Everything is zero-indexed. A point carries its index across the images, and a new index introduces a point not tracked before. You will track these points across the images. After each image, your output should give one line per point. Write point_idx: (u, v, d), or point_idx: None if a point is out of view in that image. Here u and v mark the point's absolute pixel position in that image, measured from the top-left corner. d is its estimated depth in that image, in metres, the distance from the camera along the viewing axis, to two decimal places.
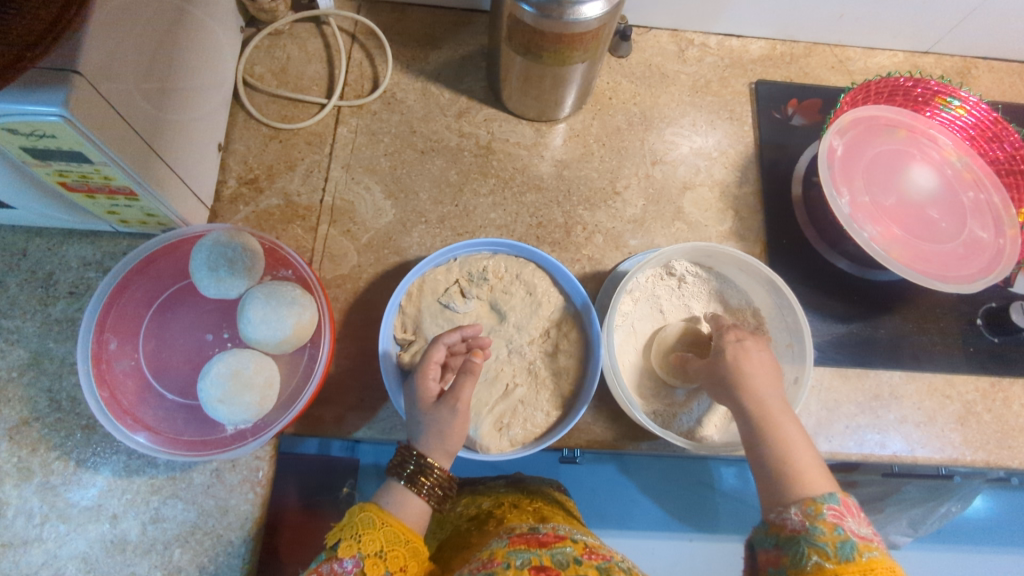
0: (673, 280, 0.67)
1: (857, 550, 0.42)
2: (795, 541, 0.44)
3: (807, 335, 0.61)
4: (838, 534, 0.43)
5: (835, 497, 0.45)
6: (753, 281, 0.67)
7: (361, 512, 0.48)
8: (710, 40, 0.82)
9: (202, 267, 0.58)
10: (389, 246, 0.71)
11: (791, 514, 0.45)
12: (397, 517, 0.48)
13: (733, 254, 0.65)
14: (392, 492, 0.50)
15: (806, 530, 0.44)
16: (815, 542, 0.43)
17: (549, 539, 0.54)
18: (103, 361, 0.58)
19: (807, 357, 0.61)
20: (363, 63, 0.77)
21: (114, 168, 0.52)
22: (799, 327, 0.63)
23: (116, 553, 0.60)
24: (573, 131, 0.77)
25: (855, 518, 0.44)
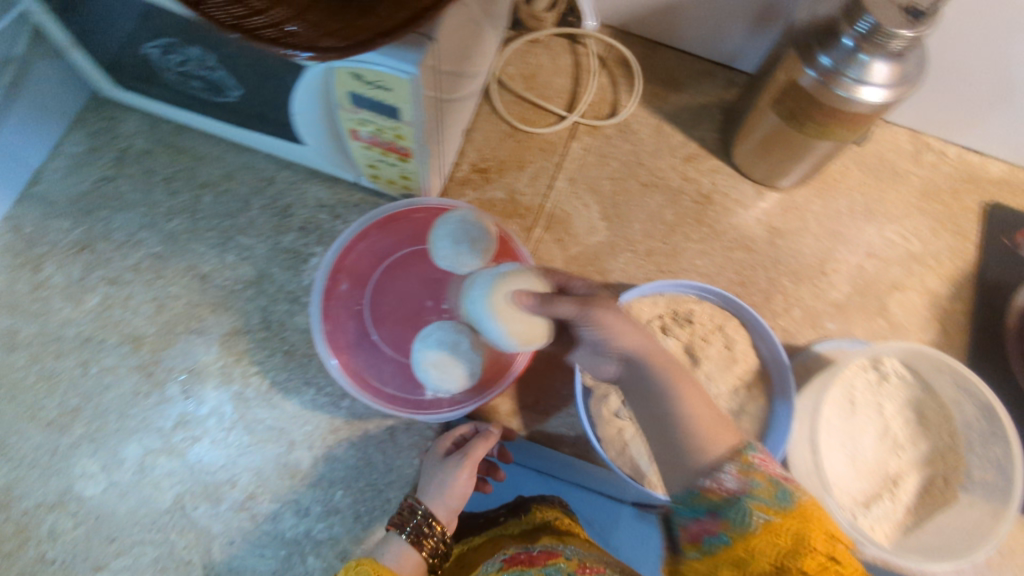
0: (876, 375, 0.66)
1: (792, 495, 0.42)
2: (737, 507, 0.42)
3: (1019, 474, 0.58)
4: (774, 485, 0.43)
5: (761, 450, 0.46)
6: (962, 400, 0.64)
7: (356, 566, 0.53)
8: (949, 149, 0.80)
9: (446, 238, 0.61)
10: (595, 265, 0.72)
11: (737, 470, 0.44)
12: (392, 569, 0.55)
13: (947, 362, 0.62)
14: (395, 551, 0.57)
15: (746, 489, 0.43)
16: (755, 497, 0.42)
17: (541, 556, 0.55)
18: (333, 298, 0.63)
19: (1012, 496, 0.58)
20: (607, 88, 0.80)
21: (411, 130, 0.57)
22: (1008, 462, 0.60)
23: (286, 477, 0.63)
24: (792, 203, 0.77)
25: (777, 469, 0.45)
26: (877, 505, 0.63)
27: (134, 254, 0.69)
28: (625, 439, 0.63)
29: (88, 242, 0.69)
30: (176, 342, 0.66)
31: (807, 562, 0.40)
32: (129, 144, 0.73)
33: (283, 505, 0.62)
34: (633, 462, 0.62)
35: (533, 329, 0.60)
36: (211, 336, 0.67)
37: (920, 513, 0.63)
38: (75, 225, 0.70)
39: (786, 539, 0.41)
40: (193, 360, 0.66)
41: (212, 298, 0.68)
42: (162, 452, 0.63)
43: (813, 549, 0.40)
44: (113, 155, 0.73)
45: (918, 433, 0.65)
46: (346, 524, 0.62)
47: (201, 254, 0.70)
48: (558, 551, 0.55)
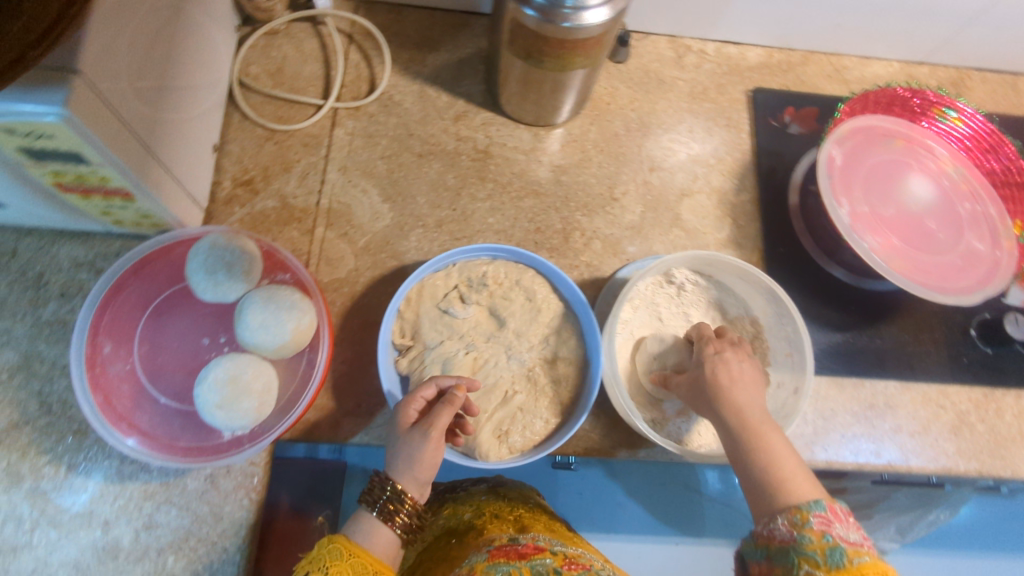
0: (673, 288, 0.68)
1: (847, 557, 0.41)
2: (784, 552, 0.44)
3: (807, 344, 0.62)
4: (827, 542, 0.42)
5: (821, 505, 0.44)
6: (753, 290, 0.67)
7: (329, 543, 0.47)
8: (708, 47, 0.82)
9: (200, 271, 0.58)
10: (387, 250, 0.70)
11: (778, 524, 0.45)
12: (371, 551, 0.48)
13: (740, 266, 0.65)
14: (366, 525, 0.49)
15: (794, 540, 0.43)
16: (804, 552, 0.42)
17: (530, 552, 0.53)
18: (98, 365, 0.58)
19: (806, 368, 0.62)
20: (361, 64, 0.76)
21: (112, 169, 0.52)
22: (798, 336, 0.63)
23: (108, 559, 0.59)
24: (571, 136, 0.76)
25: (845, 523, 0.43)
26: (695, 410, 0.66)
27: None
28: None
29: None
30: None
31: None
32: None
33: None
34: (461, 439, 0.61)
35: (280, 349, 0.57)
36: None
37: None
38: None
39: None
40: None
41: None
42: None
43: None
44: None
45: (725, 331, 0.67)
46: None
47: None
48: (544, 546, 0.55)
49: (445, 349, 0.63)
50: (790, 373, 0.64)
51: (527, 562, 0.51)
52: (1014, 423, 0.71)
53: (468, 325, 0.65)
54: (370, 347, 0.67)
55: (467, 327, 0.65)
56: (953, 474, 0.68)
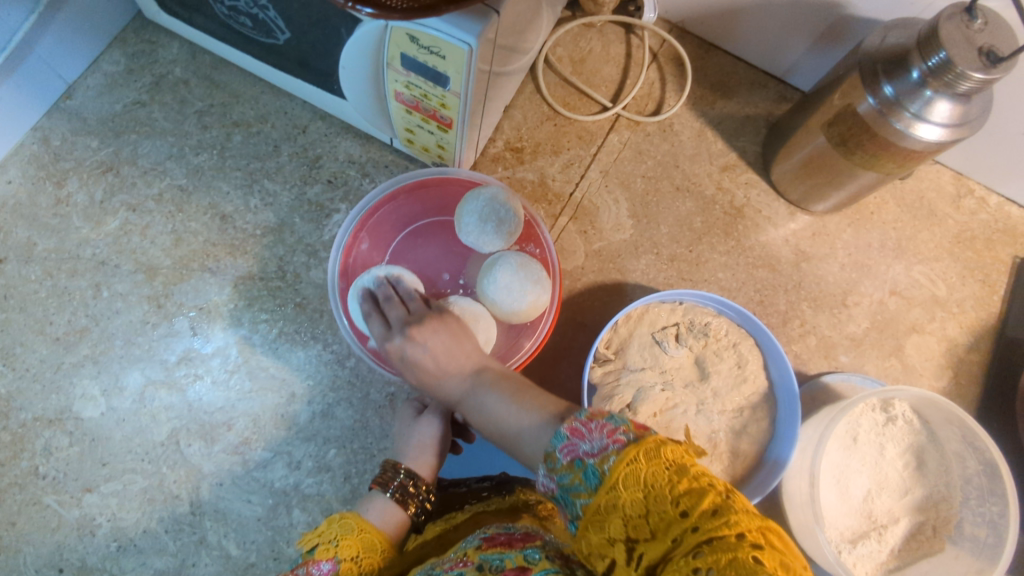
0: (883, 416, 0.66)
1: (599, 472, 0.36)
2: (569, 503, 0.38)
3: (1009, 539, 0.58)
4: (577, 468, 0.37)
5: (562, 432, 0.39)
6: (967, 453, 0.63)
7: (340, 520, 0.51)
8: (991, 197, 0.78)
9: (473, 215, 0.61)
10: (615, 263, 0.72)
11: (545, 479, 0.39)
12: (375, 524, 0.51)
13: (962, 418, 0.61)
14: (377, 503, 0.53)
15: (557, 487, 0.38)
16: (569, 493, 0.37)
17: (527, 538, 0.46)
18: (351, 257, 0.62)
19: (1000, 559, 0.58)
20: (655, 84, 0.78)
21: (458, 101, 0.55)
22: (1000, 524, 0.59)
23: (281, 428, 0.63)
24: (824, 228, 0.75)
25: (588, 438, 0.38)
26: (863, 543, 0.63)
27: (158, 184, 0.69)
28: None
29: (114, 165, 0.69)
30: (190, 278, 0.66)
31: (632, 528, 0.34)
32: (167, 71, 0.72)
33: (275, 454, 0.62)
34: None
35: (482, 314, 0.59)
36: (225, 277, 0.67)
37: (903, 556, 0.64)
38: (104, 145, 0.69)
39: (638, 520, 0.34)
40: (204, 299, 0.66)
41: (230, 240, 0.68)
42: (162, 385, 0.63)
43: (648, 487, 0.34)
44: (149, 80, 0.71)
45: (915, 479, 0.66)
46: (335, 483, 0.62)
47: (224, 194, 0.69)
48: (542, 536, 0.46)
49: (643, 377, 0.64)
50: (971, 552, 0.61)
51: (523, 548, 0.43)
52: None
53: (673, 365, 0.65)
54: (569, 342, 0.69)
55: (670, 365, 0.65)
56: None
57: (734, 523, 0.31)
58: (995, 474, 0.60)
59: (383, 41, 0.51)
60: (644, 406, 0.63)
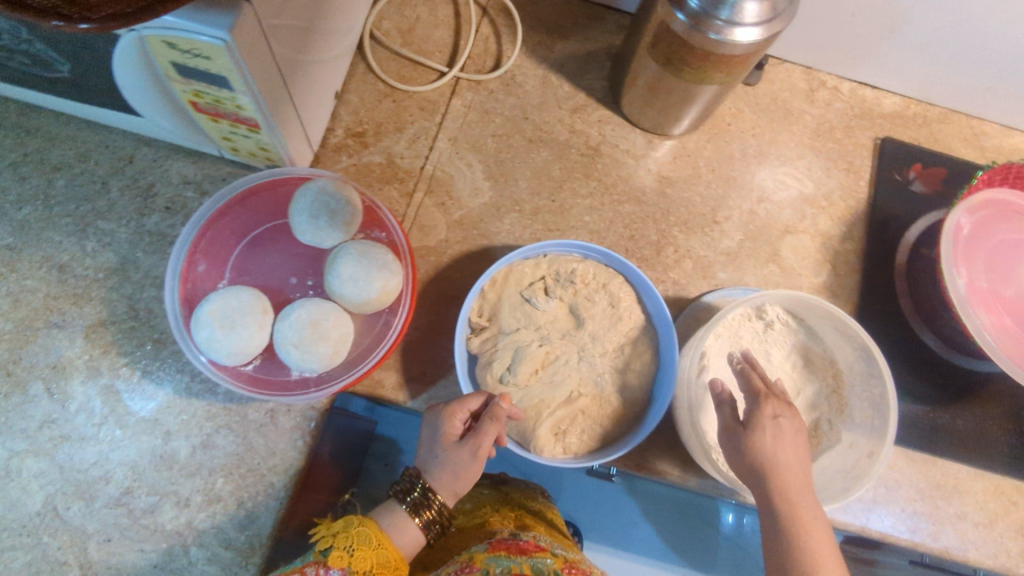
0: (761, 323, 0.66)
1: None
2: None
3: (892, 413, 0.60)
4: None
5: None
6: (843, 341, 0.66)
7: (358, 526, 0.53)
8: (843, 85, 0.78)
9: (304, 212, 0.59)
10: (479, 228, 0.70)
11: None
12: (393, 540, 0.54)
13: (837, 314, 0.63)
14: (390, 515, 0.56)
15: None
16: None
17: (530, 549, 0.58)
18: (189, 281, 0.60)
19: (887, 435, 0.60)
20: (490, 39, 0.76)
21: (250, 100, 0.52)
22: (884, 401, 0.62)
23: (163, 469, 0.61)
24: (684, 149, 0.75)
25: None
26: None
27: None
28: (511, 405, 0.62)
29: None
30: (36, 339, 0.63)
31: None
32: None
33: (161, 497, 0.61)
34: (521, 428, 0.61)
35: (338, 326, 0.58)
36: (75, 329, 0.64)
37: (808, 455, 0.65)
38: None
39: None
40: (56, 356, 0.63)
41: (73, 290, 0.65)
42: (28, 455, 0.60)
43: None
44: None
45: (805, 377, 0.67)
46: (230, 511, 0.61)
47: (58, 244, 0.66)
48: (545, 545, 0.60)
49: (519, 337, 0.64)
50: (864, 435, 0.63)
51: (528, 558, 0.57)
52: None
53: (547, 318, 0.65)
54: (446, 318, 0.68)
55: (544, 320, 0.65)
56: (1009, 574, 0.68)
57: None
58: (870, 357, 0.63)
59: (146, 52, 0.48)
60: (522, 366, 0.62)
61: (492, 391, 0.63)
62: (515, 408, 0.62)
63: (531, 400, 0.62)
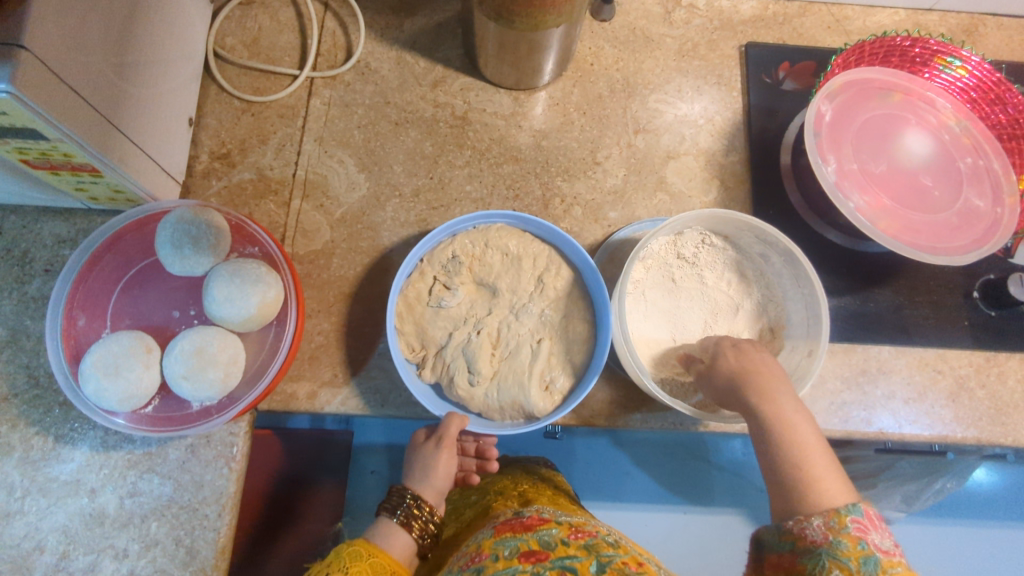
0: (686, 249, 0.65)
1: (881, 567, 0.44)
2: (816, 556, 0.47)
3: (824, 315, 0.60)
4: (861, 549, 0.46)
5: (859, 510, 0.48)
6: (769, 249, 0.66)
7: (347, 549, 0.54)
8: (698, 0, 0.78)
9: (167, 245, 0.58)
10: (363, 222, 0.70)
11: (812, 525, 0.48)
12: (385, 550, 0.55)
13: (744, 220, 0.63)
14: (384, 529, 0.58)
15: (829, 543, 0.47)
16: (838, 557, 0.46)
17: (534, 524, 0.60)
18: (72, 337, 0.59)
19: (823, 333, 0.60)
20: (336, 32, 0.75)
21: (72, 146, 0.52)
22: (816, 301, 0.62)
23: (95, 526, 0.61)
24: (553, 99, 0.74)
25: (878, 532, 0.47)
26: None
27: None
28: (497, 397, 0.60)
29: None
30: None
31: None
32: None
33: (99, 553, 0.60)
34: (517, 407, 0.60)
35: (226, 350, 0.58)
36: None
37: None
38: None
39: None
40: None
41: None
42: None
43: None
44: None
45: (741, 292, 0.66)
46: (169, 552, 0.61)
47: None
48: (550, 518, 0.61)
49: (457, 339, 0.62)
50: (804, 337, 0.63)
51: (533, 534, 0.58)
52: (1018, 389, 0.68)
53: (464, 307, 0.64)
54: (347, 317, 0.67)
55: (464, 312, 0.64)
56: (950, 441, 0.67)
57: None
58: (795, 260, 0.63)
59: None
60: (480, 359, 0.61)
61: (471, 400, 0.61)
62: (501, 398, 0.60)
63: (507, 380, 0.61)
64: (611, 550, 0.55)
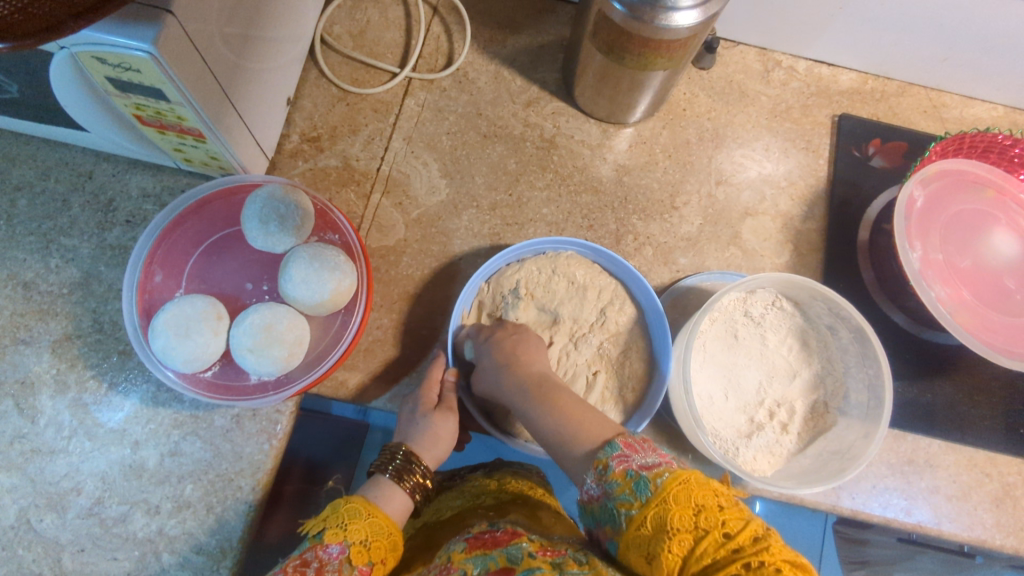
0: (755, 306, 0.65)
1: (651, 485, 0.42)
2: (605, 508, 0.44)
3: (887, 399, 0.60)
4: (629, 477, 0.44)
5: (616, 447, 0.46)
6: (838, 322, 0.65)
7: (345, 504, 0.53)
8: (799, 64, 0.78)
9: (254, 219, 0.60)
10: (437, 226, 0.70)
11: (590, 485, 0.46)
12: (384, 510, 0.54)
13: (819, 289, 0.63)
14: (378, 487, 0.56)
15: (605, 493, 0.44)
16: (617, 498, 0.43)
17: (506, 538, 0.51)
18: (147, 292, 0.61)
19: (882, 419, 0.59)
20: (441, 37, 0.77)
21: (188, 110, 0.53)
22: (880, 383, 0.61)
23: (132, 478, 0.62)
24: (640, 137, 0.75)
25: (640, 454, 0.46)
26: (759, 434, 0.62)
27: None
28: None
29: None
30: (4, 355, 0.63)
31: (678, 541, 0.39)
32: None
33: (131, 506, 0.61)
34: None
35: (294, 329, 0.59)
36: (41, 345, 0.64)
37: (801, 439, 0.64)
38: None
39: (691, 534, 0.39)
40: (24, 372, 0.63)
41: (39, 306, 0.65)
42: None
43: (701, 507, 0.40)
44: None
45: (802, 360, 0.65)
46: (199, 517, 0.62)
47: (21, 261, 0.66)
48: (522, 533, 0.52)
49: None
50: (861, 418, 0.63)
51: (503, 549, 0.49)
52: None
53: None
54: (408, 317, 0.67)
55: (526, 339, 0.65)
56: (986, 546, 0.66)
57: (772, 551, 0.37)
58: (864, 339, 0.63)
59: (79, 71, 0.49)
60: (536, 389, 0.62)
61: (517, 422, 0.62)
62: None
63: None
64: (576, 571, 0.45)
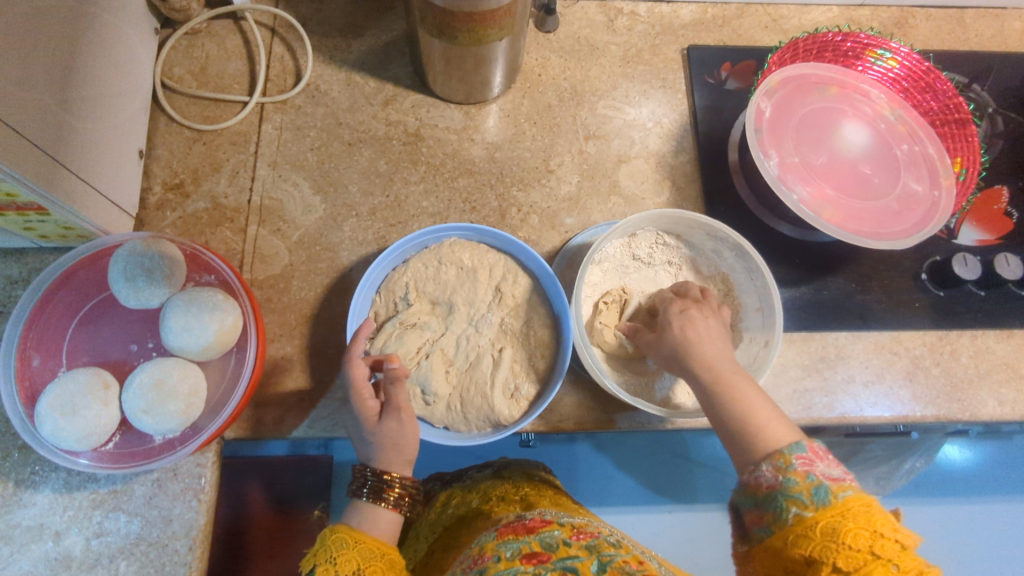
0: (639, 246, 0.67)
1: (831, 494, 0.43)
2: (772, 497, 0.45)
3: (777, 304, 0.62)
4: (810, 481, 0.44)
5: (801, 446, 0.46)
6: (720, 246, 0.67)
7: (332, 536, 0.49)
8: (639, 8, 0.80)
9: (120, 278, 0.58)
10: (321, 243, 0.70)
11: (763, 471, 0.46)
12: (370, 535, 0.50)
13: (692, 218, 0.65)
14: (359, 511, 0.52)
15: (780, 484, 0.45)
16: (790, 495, 0.44)
17: (537, 525, 0.51)
18: (26, 378, 0.58)
19: (776, 322, 0.61)
20: (285, 56, 0.76)
21: (16, 186, 0.51)
22: (767, 291, 0.64)
23: (60, 570, 0.60)
24: (504, 111, 0.75)
25: (824, 461, 0.45)
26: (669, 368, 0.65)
27: None
28: (460, 410, 0.61)
29: None
30: None
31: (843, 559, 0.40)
32: None
33: None
34: (483, 416, 0.60)
35: (187, 377, 0.58)
36: None
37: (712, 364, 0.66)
38: None
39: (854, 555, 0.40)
40: None
41: None
42: None
43: (879, 534, 0.40)
44: None
45: None
46: None
47: None
48: (551, 517, 0.53)
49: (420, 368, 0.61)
50: (760, 327, 0.64)
51: (536, 534, 0.50)
52: (971, 365, 0.70)
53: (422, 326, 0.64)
54: (311, 340, 0.66)
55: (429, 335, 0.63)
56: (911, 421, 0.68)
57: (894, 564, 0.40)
58: (746, 254, 0.65)
59: None
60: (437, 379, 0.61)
61: (433, 416, 0.61)
62: (464, 409, 0.60)
63: (468, 391, 0.61)
64: (612, 550, 0.48)
